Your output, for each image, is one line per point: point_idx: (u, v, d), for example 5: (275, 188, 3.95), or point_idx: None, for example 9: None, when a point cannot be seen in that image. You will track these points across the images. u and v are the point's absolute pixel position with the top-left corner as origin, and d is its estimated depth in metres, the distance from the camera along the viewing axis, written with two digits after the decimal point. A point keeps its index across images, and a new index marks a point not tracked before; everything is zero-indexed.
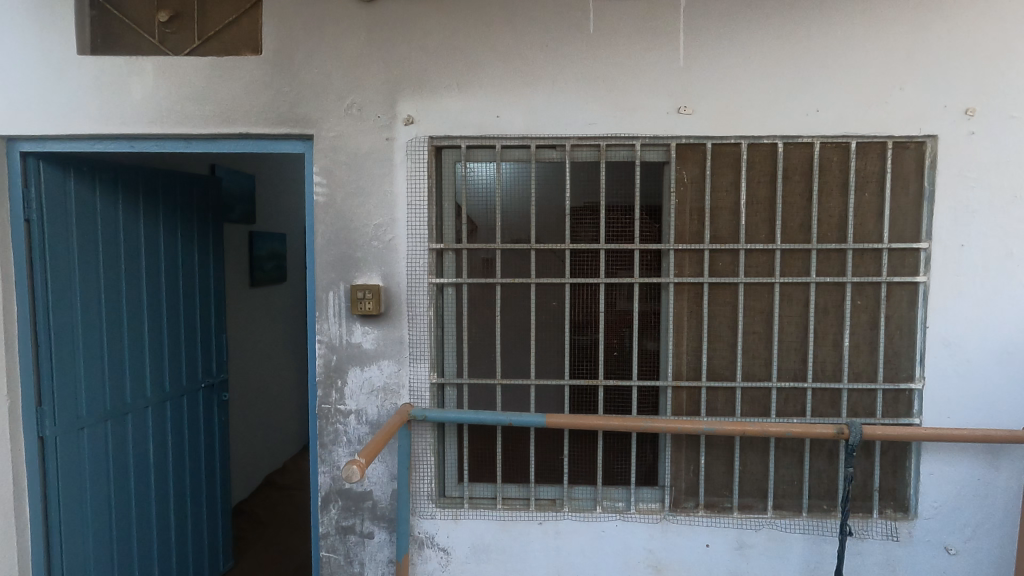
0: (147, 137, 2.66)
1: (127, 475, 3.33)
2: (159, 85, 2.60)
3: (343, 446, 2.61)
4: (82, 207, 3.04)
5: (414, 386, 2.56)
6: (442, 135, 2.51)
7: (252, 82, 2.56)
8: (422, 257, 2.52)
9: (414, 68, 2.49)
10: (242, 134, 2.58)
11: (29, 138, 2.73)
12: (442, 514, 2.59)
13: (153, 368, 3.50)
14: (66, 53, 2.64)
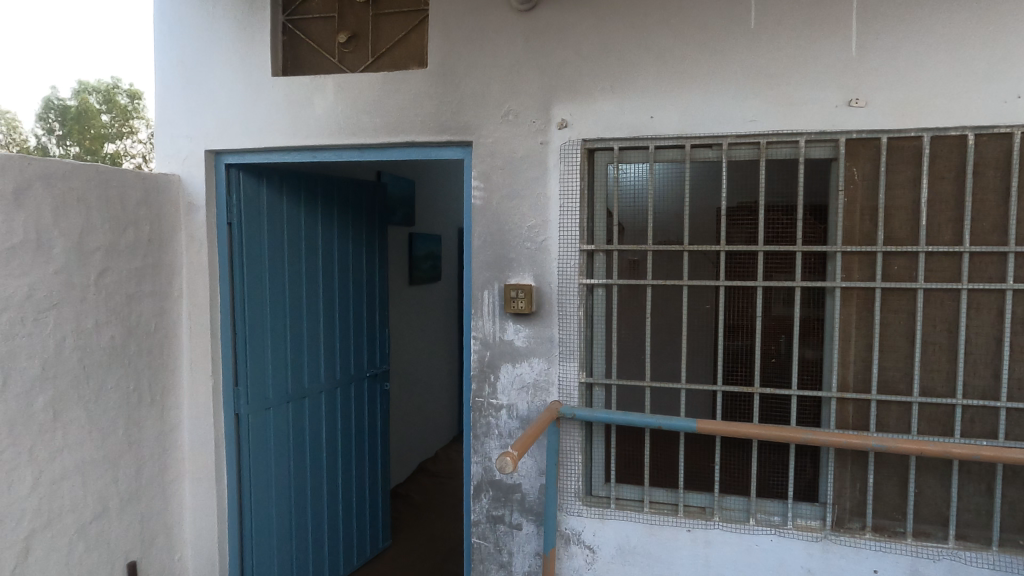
0: (327, 148, 2.95)
1: (303, 452, 3.70)
2: (337, 100, 2.87)
3: (495, 439, 2.73)
4: (272, 211, 3.43)
5: (563, 384, 2.62)
6: (595, 138, 2.54)
7: (418, 94, 2.74)
8: (573, 259, 2.56)
9: (569, 72, 2.55)
10: (408, 142, 2.78)
11: (232, 152, 3.12)
12: (589, 512, 2.62)
13: (326, 356, 3.85)
14: (263, 75, 2.99)
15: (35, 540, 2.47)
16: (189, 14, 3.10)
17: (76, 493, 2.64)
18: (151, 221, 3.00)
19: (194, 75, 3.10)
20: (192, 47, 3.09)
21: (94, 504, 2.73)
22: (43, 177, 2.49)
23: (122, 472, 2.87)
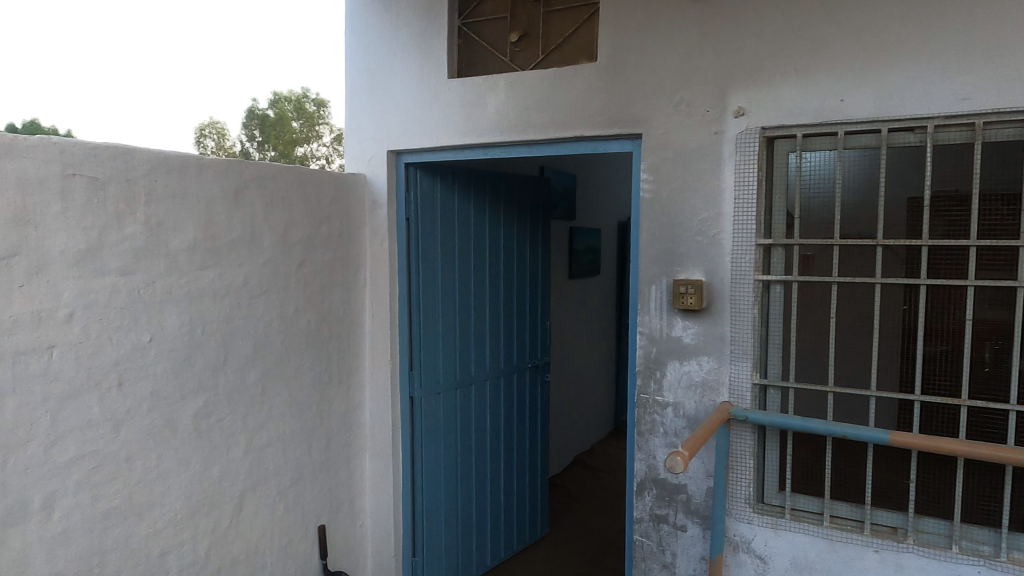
0: (498, 145, 3.05)
1: (469, 435, 3.88)
2: (508, 98, 2.96)
3: (660, 437, 2.68)
4: (445, 206, 3.61)
5: (735, 385, 2.50)
6: (776, 125, 2.39)
7: (587, 88, 2.75)
8: (749, 253, 2.44)
9: (748, 57, 2.42)
10: (576, 137, 2.80)
11: (411, 151, 3.34)
12: (761, 521, 2.49)
13: (491, 345, 4.00)
14: (440, 78, 3.16)
15: (247, 497, 2.83)
16: (375, 24, 3.34)
17: (279, 459, 2.98)
18: (341, 217, 3.30)
19: (379, 81, 3.34)
20: (378, 55, 3.33)
21: (292, 470, 3.06)
22: (256, 179, 2.81)
23: (315, 444, 3.19)
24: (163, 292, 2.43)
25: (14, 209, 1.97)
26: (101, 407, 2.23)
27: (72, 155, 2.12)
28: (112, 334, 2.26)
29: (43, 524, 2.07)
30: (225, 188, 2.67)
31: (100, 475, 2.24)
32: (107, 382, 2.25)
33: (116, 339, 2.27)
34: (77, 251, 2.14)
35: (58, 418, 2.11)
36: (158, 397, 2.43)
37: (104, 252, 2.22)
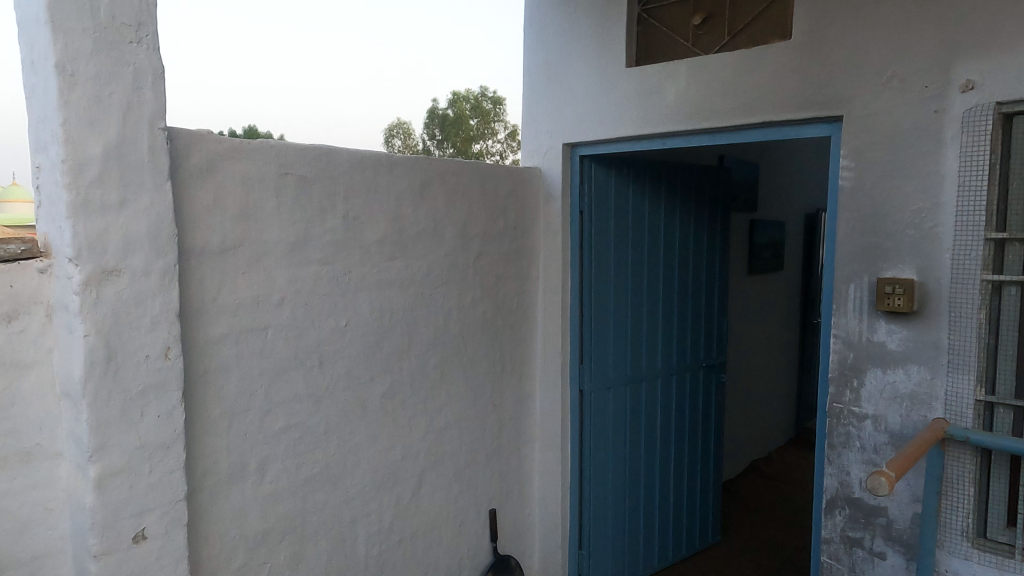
0: (678, 134, 2.93)
1: (639, 433, 3.80)
2: (690, 85, 2.82)
3: (856, 452, 2.42)
4: (619, 199, 3.55)
5: (952, 400, 2.18)
6: (1016, 99, 2.03)
7: (779, 69, 2.54)
8: (975, 249, 2.11)
9: (980, 22, 2.09)
10: (765, 122, 2.61)
11: (586, 144, 3.32)
12: (983, 558, 2.16)
13: (664, 342, 3.87)
14: (617, 68, 3.09)
15: (426, 476, 2.99)
16: (553, 18, 3.34)
17: (455, 442, 3.12)
18: (517, 211, 3.36)
19: (556, 75, 3.35)
20: (555, 48, 3.34)
21: (467, 454, 3.19)
22: (440, 174, 2.95)
23: (488, 430, 3.30)
24: (357, 281, 2.63)
25: (241, 206, 2.24)
26: (304, 383, 2.47)
27: (286, 156, 2.36)
28: (315, 318, 2.49)
29: (257, 484, 2.35)
30: (412, 184, 2.83)
31: (303, 445, 2.49)
32: (310, 361, 2.49)
33: (318, 322, 2.50)
34: (287, 242, 2.38)
35: (271, 391, 2.37)
36: (352, 377, 2.64)
37: (309, 244, 2.45)
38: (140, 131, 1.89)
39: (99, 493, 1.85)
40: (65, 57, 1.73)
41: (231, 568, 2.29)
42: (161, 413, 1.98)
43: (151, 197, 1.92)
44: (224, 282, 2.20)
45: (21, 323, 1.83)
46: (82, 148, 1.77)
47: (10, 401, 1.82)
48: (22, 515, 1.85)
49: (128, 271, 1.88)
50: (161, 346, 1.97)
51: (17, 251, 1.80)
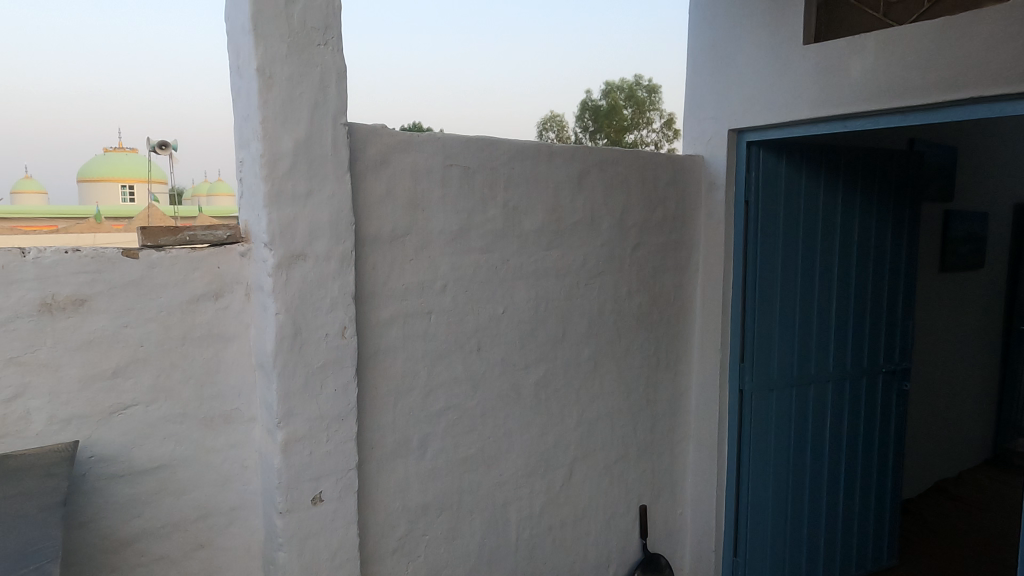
0: (863, 114, 2.66)
1: (805, 440, 3.53)
2: (879, 60, 2.55)
3: None
4: (790, 187, 3.30)
5: None
6: None
7: (993, 37, 2.22)
8: None
9: None
10: (973, 98, 2.29)
11: (754, 129, 3.12)
12: None
13: (837, 343, 3.55)
14: (793, 46, 2.87)
15: (577, 467, 2.99)
16: None
17: (606, 435, 3.10)
18: (677, 200, 3.25)
19: (723, 56, 3.18)
20: (723, 28, 3.16)
21: (618, 447, 3.15)
22: (599, 163, 2.92)
23: (641, 425, 3.24)
24: (515, 270, 2.68)
25: (410, 196, 2.36)
26: (463, 367, 2.57)
27: (451, 147, 2.45)
28: (474, 304, 2.57)
29: (418, 460, 2.48)
30: (571, 173, 2.82)
31: (461, 426, 2.59)
32: (469, 346, 2.58)
33: (477, 309, 2.58)
34: (451, 230, 2.48)
35: (432, 374, 2.48)
36: (508, 363, 2.70)
37: (471, 233, 2.53)
38: (325, 127, 2.05)
39: (285, 457, 2.05)
40: (264, 61, 1.92)
41: (393, 537, 2.44)
42: (337, 387, 2.15)
43: (332, 187, 2.08)
44: (393, 268, 2.34)
45: (226, 300, 2.06)
46: (276, 143, 1.95)
47: (216, 369, 2.06)
48: (224, 470, 2.10)
49: (312, 256, 2.05)
50: (338, 325, 2.13)
51: (223, 237, 2.05)
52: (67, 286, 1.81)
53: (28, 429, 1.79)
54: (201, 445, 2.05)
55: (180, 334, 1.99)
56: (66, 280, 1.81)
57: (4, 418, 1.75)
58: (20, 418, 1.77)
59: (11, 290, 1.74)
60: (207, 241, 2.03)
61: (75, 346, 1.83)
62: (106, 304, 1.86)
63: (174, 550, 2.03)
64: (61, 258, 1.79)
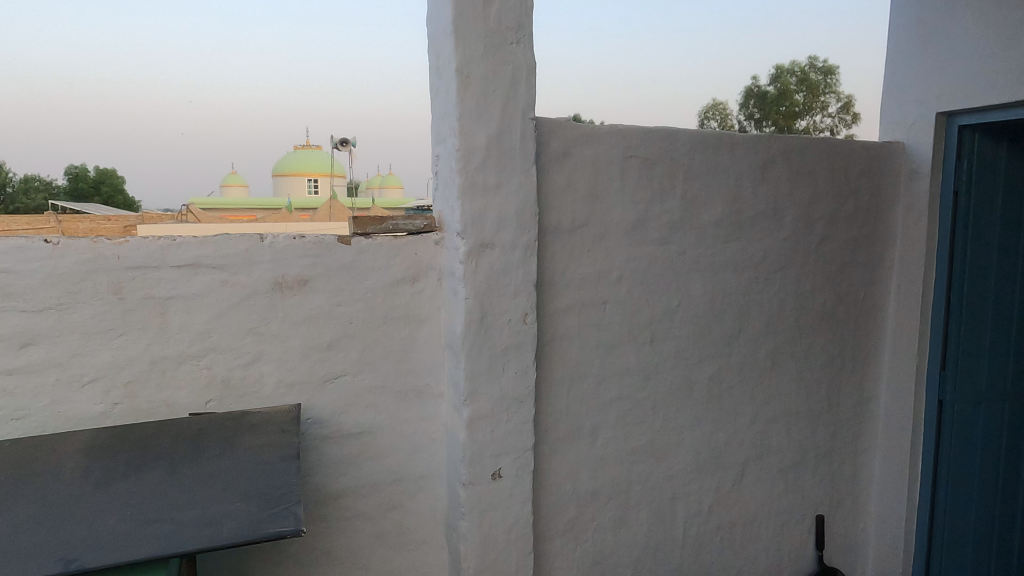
0: None
1: (1016, 462, 3.14)
2: None
3: None
4: (1010, 176, 2.93)
5: None
6: None
7: None
8: None
9: None
10: None
11: (969, 111, 2.79)
12: None
13: None
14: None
15: (749, 467, 2.89)
16: None
17: (782, 437, 2.96)
18: (871, 191, 3.01)
19: (932, 32, 2.88)
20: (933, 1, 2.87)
21: (795, 452, 3.00)
22: (785, 152, 2.78)
23: (820, 429, 3.05)
24: (692, 263, 2.64)
25: (590, 188, 2.40)
26: (636, 358, 2.58)
27: (632, 139, 2.46)
28: (649, 296, 2.57)
29: (590, 446, 2.53)
30: (754, 164, 2.72)
31: (632, 417, 2.60)
32: (642, 338, 2.58)
33: (652, 301, 2.58)
34: (629, 221, 2.49)
35: (606, 363, 2.52)
36: (681, 357, 2.67)
37: (648, 224, 2.53)
38: (515, 121, 2.15)
39: (470, 432, 2.19)
40: (463, 61, 2.05)
41: (564, 519, 2.52)
42: (518, 370, 2.25)
43: (520, 179, 2.18)
44: (573, 258, 2.40)
45: (422, 284, 2.24)
46: (471, 139, 2.08)
47: (411, 346, 2.24)
48: (415, 440, 2.28)
49: (500, 245, 2.16)
50: (521, 311, 2.23)
51: (420, 226, 2.24)
52: (294, 268, 2.06)
53: (262, 390, 2.06)
54: (397, 415, 2.25)
55: (382, 314, 2.19)
56: (294, 262, 2.06)
57: (244, 379, 2.04)
58: (256, 380, 2.05)
59: (252, 270, 2.01)
60: (407, 230, 2.22)
61: (299, 320, 2.09)
62: (323, 284, 2.10)
63: (372, 508, 2.25)
64: (291, 243, 2.05)
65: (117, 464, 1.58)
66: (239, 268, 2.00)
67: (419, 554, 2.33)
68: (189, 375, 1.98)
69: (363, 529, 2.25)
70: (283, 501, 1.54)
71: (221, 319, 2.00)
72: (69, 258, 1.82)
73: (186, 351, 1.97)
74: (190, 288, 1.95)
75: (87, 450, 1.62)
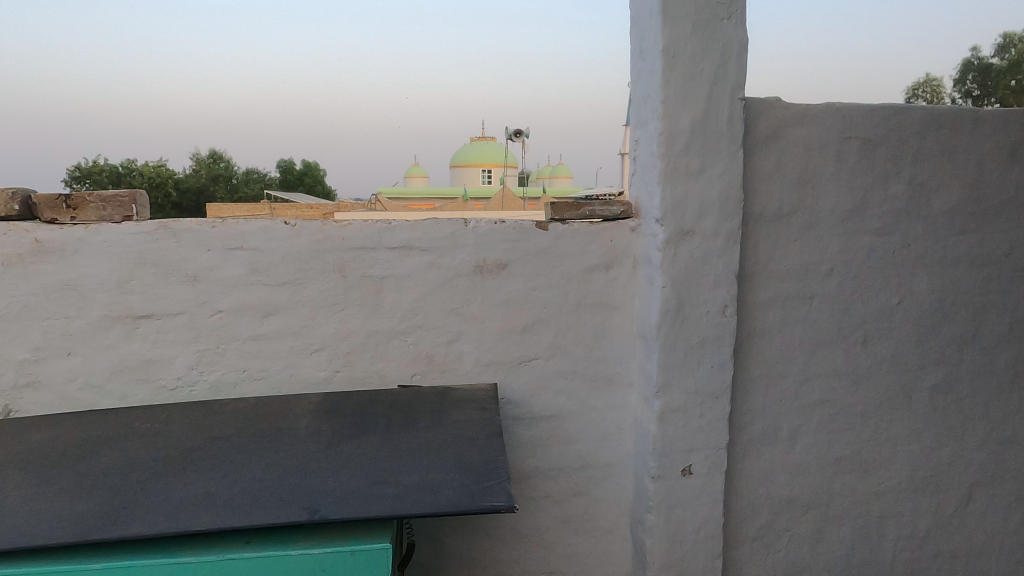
0: None
1: None
2: None
3: None
4: None
5: None
6: None
7: None
8: None
9: None
10: None
11: None
12: None
13: None
14: None
15: (978, 492, 2.53)
16: None
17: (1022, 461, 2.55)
18: None
19: None
20: None
21: None
22: None
23: None
24: (917, 256, 2.34)
25: (801, 172, 2.21)
26: (845, 360, 2.35)
27: (851, 118, 2.23)
28: (864, 292, 2.32)
29: (787, 451, 2.36)
30: (1002, 143, 2.34)
31: (837, 424, 2.38)
32: (854, 338, 2.34)
33: (867, 297, 2.33)
34: (844, 209, 2.26)
35: (810, 363, 2.32)
36: (899, 361, 2.39)
37: (867, 212, 2.28)
38: (722, 102, 2.03)
39: (662, 425, 2.13)
40: (670, 41, 1.98)
41: (755, 525, 2.37)
42: (714, 365, 2.15)
43: (725, 164, 2.06)
44: (778, 249, 2.23)
45: (616, 271, 2.21)
46: (675, 121, 2.01)
47: (603, 334, 2.23)
48: (603, 428, 2.27)
49: (700, 232, 2.07)
50: (720, 303, 2.12)
51: (616, 212, 2.21)
52: (495, 252, 2.13)
53: (461, 368, 2.16)
54: (586, 402, 2.25)
55: (576, 300, 2.20)
56: (494, 246, 2.13)
57: (446, 356, 2.15)
58: (456, 358, 2.15)
59: (456, 253, 2.11)
60: (603, 216, 2.21)
61: (496, 303, 2.15)
62: (521, 269, 2.15)
63: (558, 491, 2.28)
64: (492, 228, 2.12)
65: (342, 426, 1.74)
66: (445, 251, 2.10)
67: (602, 543, 2.32)
68: (398, 350, 2.12)
69: (549, 511, 2.28)
70: (494, 476, 1.58)
71: (427, 299, 2.12)
72: (303, 238, 2.03)
73: (396, 328, 2.11)
74: (401, 269, 2.09)
75: (317, 413, 1.81)
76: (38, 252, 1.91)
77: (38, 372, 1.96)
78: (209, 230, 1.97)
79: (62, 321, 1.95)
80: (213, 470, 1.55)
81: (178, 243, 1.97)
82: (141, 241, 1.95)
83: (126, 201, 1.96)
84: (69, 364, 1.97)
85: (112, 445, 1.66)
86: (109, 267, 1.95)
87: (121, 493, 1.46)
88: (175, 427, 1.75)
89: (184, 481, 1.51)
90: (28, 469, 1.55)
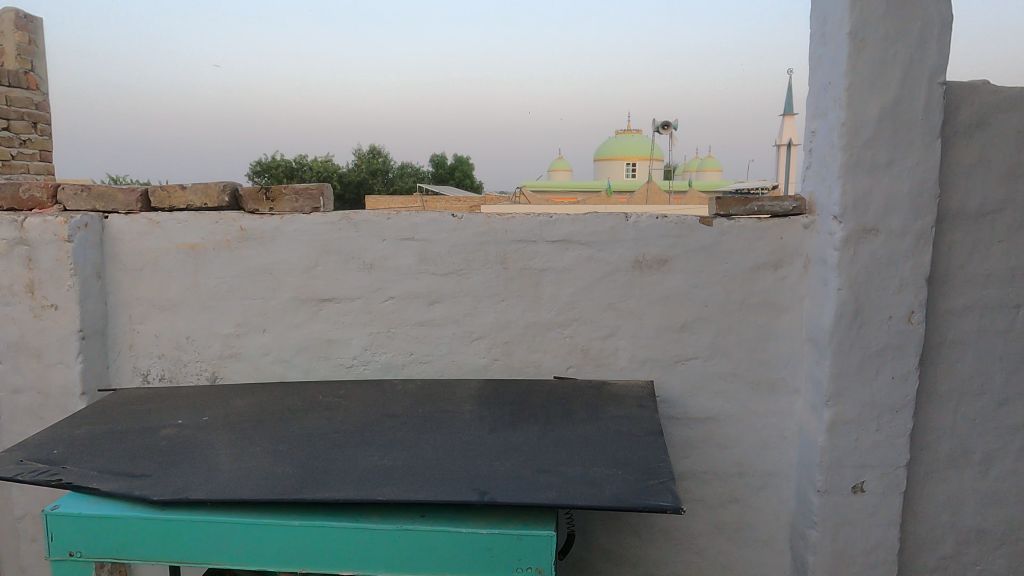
0: None
1: None
2: None
3: None
4: None
5: None
6: None
7: None
8: None
9: None
10: None
11: None
12: None
13: None
14: None
15: None
16: None
17: None
18: None
19: None
20: None
21: None
22: None
23: None
24: None
25: (1010, 165, 1.96)
26: None
27: None
28: None
29: (980, 477, 2.11)
30: None
31: None
32: None
33: None
34: None
35: (1012, 380, 2.06)
36: None
37: None
38: (918, 88, 1.85)
39: (831, 436, 1.98)
40: (858, 23, 1.83)
41: (935, 554, 2.15)
42: (896, 376, 1.96)
43: (918, 155, 1.87)
44: (977, 250, 1.99)
45: (785, 270, 2.08)
46: (861, 110, 1.86)
47: (768, 337, 2.12)
48: (763, 435, 2.16)
49: (886, 231, 1.89)
50: (905, 309, 1.93)
51: (789, 208, 2.06)
52: (655, 247, 2.09)
53: (616, 363, 2.15)
54: (746, 406, 2.15)
55: (739, 299, 2.11)
56: (655, 242, 2.09)
57: (601, 350, 2.15)
58: (612, 353, 2.15)
59: (616, 247, 2.10)
60: (773, 212, 2.08)
61: (655, 299, 2.12)
62: (682, 265, 2.10)
63: (712, 496, 2.20)
64: (653, 222, 2.08)
65: (503, 414, 1.81)
66: (605, 245, 2.10)
67: (759, 555, 2.21)
68: (554, 342, 2.15)
69: (702, 515, 2.21)
70: (657, 475, 1.54)
71: (585, 292, 2.13)
72: (469, 230, 2.11)
73: (553, 320, 2.14)
74: (561, 262, 2.12)
75: (479, 401, 1.90)
76: (243, 239, 2.16)
77: (239, 345, 2.21)
78: (384, 221, 2.12)
79: (260, 301, 2.19)
80: (390, 445, 1.67)
81: (358, 233, 2.13)
82: (326, 230, 2.13)
83: (315, 193, 2.15)
84: (264, 339, 2.20)
85: (303, 415, 1.84)
86: (299, 254, 2.15)
87: (311, 460, 1.61)
88: (354, 404, 1.90)
89: (365, 453, 1.63)
90: (235, 432, 1.75)
